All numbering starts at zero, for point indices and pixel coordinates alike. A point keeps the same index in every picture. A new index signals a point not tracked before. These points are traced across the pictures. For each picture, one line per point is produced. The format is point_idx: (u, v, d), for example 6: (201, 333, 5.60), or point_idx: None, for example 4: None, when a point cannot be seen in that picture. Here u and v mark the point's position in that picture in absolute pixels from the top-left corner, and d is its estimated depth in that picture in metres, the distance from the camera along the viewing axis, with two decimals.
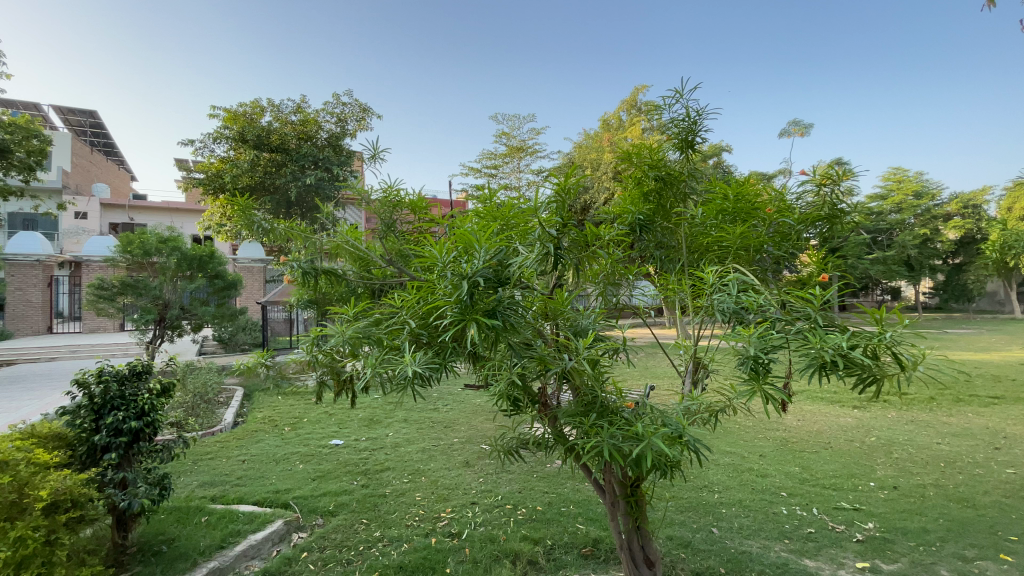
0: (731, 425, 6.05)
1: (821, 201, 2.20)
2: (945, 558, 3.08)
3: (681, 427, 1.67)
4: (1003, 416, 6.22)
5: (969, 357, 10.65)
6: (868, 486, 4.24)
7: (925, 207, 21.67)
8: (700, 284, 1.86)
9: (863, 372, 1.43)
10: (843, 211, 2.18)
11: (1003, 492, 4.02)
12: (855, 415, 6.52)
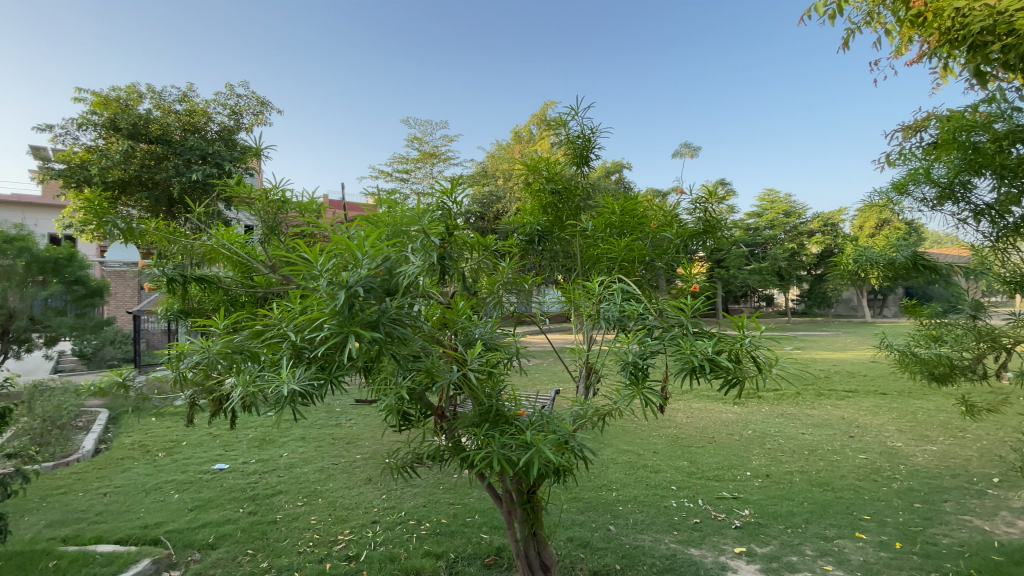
0: (630, 425, 6.41)
1: (705, 217, 2.36)
2: (810, 538, 3.47)
3: (567, 433, 1.74)
4: (853, 408, 7.22)
5: (826, 356, 12.30)
6: (745, 476, 4.69)
7: (793, 225, 24.78)
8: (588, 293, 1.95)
9: (727, 376, 1.56)
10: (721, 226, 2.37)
11: (852, 475, 4.64)
12: (735, 411, 7.22)
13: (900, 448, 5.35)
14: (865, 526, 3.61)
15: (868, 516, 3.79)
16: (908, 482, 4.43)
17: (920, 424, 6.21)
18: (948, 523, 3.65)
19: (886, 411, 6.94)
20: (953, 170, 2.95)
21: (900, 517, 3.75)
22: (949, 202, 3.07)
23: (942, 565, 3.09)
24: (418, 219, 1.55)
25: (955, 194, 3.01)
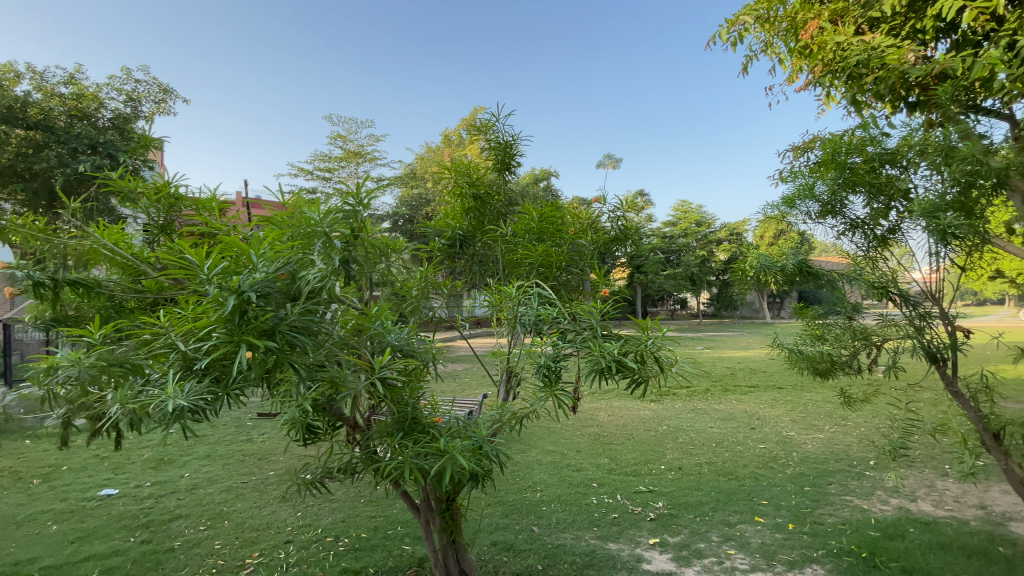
0: (555, 426, 6.57)
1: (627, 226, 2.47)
2: (715, 525, 3.72)
3: (481, 438, 1.76)
4: (754, 401, 7.90)
5: (732, 354, 13.37)
6: (660, 469, 4.96)
7: (704, 234, 26.74)
8: (505, 296, 1.96)
9: (632, 377, 1.64)
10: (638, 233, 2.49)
11: (753, 463, 5.06)
12: (652, 408, 7.63)
13: (793, 437, 5.92)
14: (764, 511, 3.94)
15: (766, 501, 4.13)
16: (800, 468, 4.90)
17: (809, 414, 6.92)
18: (832, 503, 4.07)
19: (781, 403, 7.66)
20: (833, 186, 3.34)
21: (792, 500, 4.13)
22: (830, 216, 3.46)
23: (826, 541, 3.43)
24: (319, 220, 1.44)
25: (834, 208, 3.40)
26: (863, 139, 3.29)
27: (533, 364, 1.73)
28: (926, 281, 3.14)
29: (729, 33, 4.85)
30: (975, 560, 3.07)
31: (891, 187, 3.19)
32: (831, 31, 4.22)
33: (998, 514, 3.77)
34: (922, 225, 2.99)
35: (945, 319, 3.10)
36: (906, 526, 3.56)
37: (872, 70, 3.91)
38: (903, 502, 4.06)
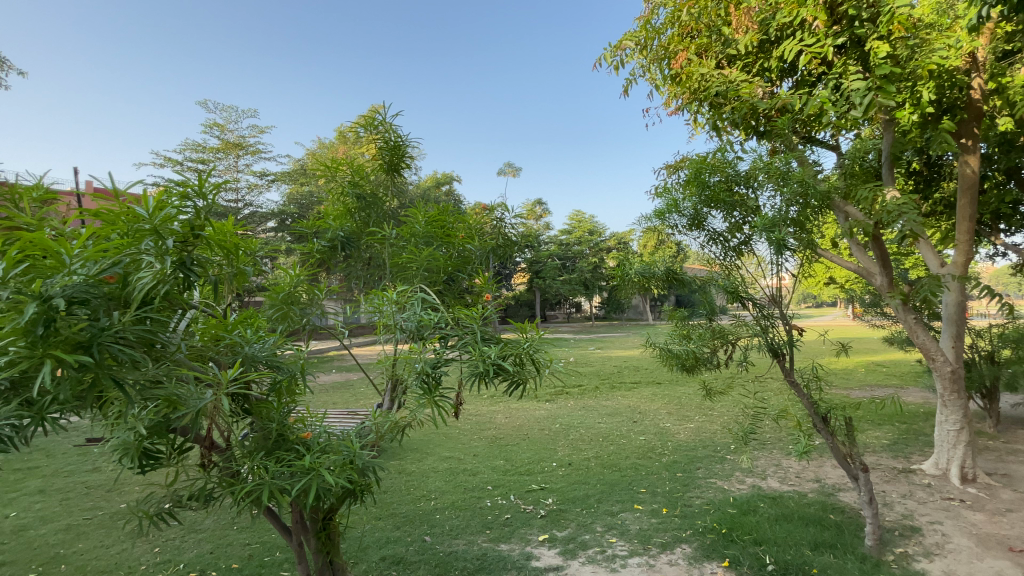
0: (452, 432, 6.54)
1: (526, 232, 2.49)
2: (600, 516, 3.95)
3: (353, 452, 1.67)
4: (637, 397, 8.55)
5: (618, 354, 14.38)
6: (551, 467, 5.15)
7: (596, 242, 28.49)
8: (383, 300, 1.90)
9: (513, 379, 1.68)
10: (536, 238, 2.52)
11: (635, 455, 5.46)
12: (546, 408, 7.93)
13: (668, 428, 6.50)
14: (642, 499, 4.26)
15: (644, 489, 4.47)
16: (674, 456, 5.39)
17: (683, 406, 7.66)
18: (699, 486, 4.53)
19: (660, 397, 8.39)
20: (697, 201, 3.76)
21: (667, 487, 4.51)
22: (695, 228, 3.87)
23: (694, 521, 3.79)
24: (149, 217, 1.25)
25: (698, 221, 3.82)
26: (721, 161, 3.73)
27: (413, 371, 1.70)
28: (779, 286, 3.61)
29: (611, 56, 5.22)
30: (808, 525, 3.60)
31: (746, 204, 3.65)
32: (697, 63, 4.75)
33: (825, 484, 4.46)
34: (762, 240, 3.57)
35: (784, 320, 3.60)
36: (757, 501, 4.06)
37: (730, 100, 4.49)
38: (756, 480, 4.64)
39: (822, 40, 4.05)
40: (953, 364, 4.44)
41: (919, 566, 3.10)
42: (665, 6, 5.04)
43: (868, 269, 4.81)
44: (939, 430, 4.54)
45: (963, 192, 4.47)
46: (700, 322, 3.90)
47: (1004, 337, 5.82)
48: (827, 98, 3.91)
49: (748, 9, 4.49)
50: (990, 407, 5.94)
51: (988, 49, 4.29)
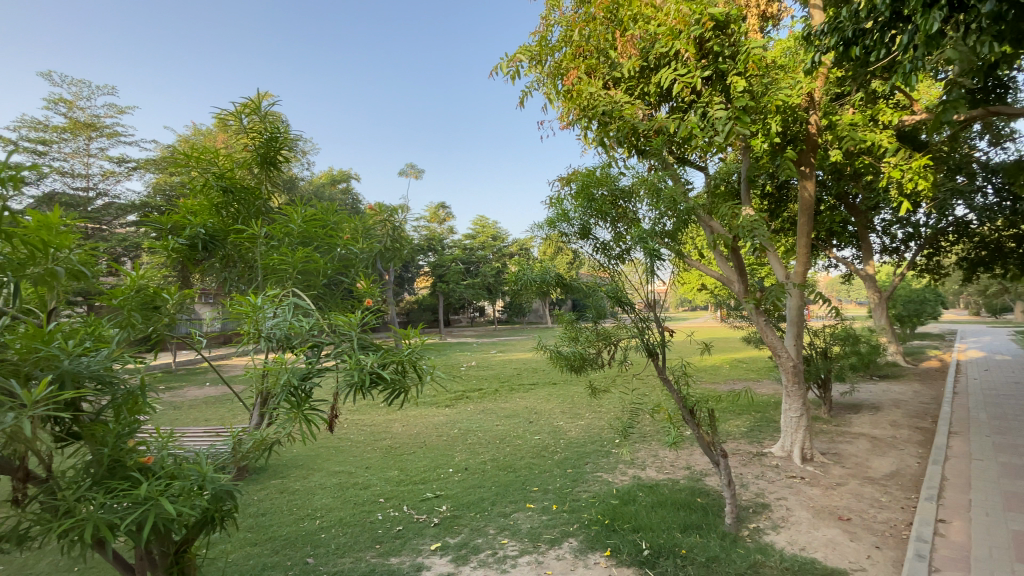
0: (344, 445, 6.23)
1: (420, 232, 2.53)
2: (493, 518, 3.99)
3: (203, 477, 1.58)
4: (534, 397, 8.81)
5: (518, 356, 14.74)
6: (447, 473, 5.11)
7: (499, 247, 28.98)
8: (241, 302, 1.73)
9: (393, 386, 1.63)
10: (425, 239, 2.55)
11: (529, 454, 5.61)
12: (446, 413, 7.86)
13: (562, 426, 6.78)
14: (534, 497, 4.38)
15: (536, 488, 4.61)
16: (565, 453, 5.63)
17: (576, 404, 8.04)
18: (586, 480, 4.78)
19: (555, 397, 8.73)
20: (585, 212, 4.00)
21: (557, 483, 4.70)
22: (584, 237, 4.09)
23: (580, 515, 3.99)
24: None
25: (586, 231, 4.06)
26: (603, 176, 4.03)
27: (280, 384, 1.58)
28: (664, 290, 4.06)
29: (508, 68, 5.37)
30: (679, 510, 3.95)
31: (629, 217, 4.04)
32: (587, 82, 5.06)
33: (694, 471, 4.94)
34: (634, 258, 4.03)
35: (658, 323, 3.96)
36: (637, 491, 4.38)
37: (615, 120, 4.86)
38: (637, 471, 5.01)
39: (692, 72, 4.51)
40: (794, 359, 5.16)
41: (767, 537, 3.54)
42: (559, 25, 5.29)
43: (728, 277, 5.46)
44: (784, 417, 5.23)
45: (803, 212, 5.21)
46: (588, 325, 4.07)
47: (833, 335, 6.90)
48: (695, 123, 4.38)
49: (631, 36, 4.88)
50: (824, 395, 7.01)
51: (822, 90, 5.04)
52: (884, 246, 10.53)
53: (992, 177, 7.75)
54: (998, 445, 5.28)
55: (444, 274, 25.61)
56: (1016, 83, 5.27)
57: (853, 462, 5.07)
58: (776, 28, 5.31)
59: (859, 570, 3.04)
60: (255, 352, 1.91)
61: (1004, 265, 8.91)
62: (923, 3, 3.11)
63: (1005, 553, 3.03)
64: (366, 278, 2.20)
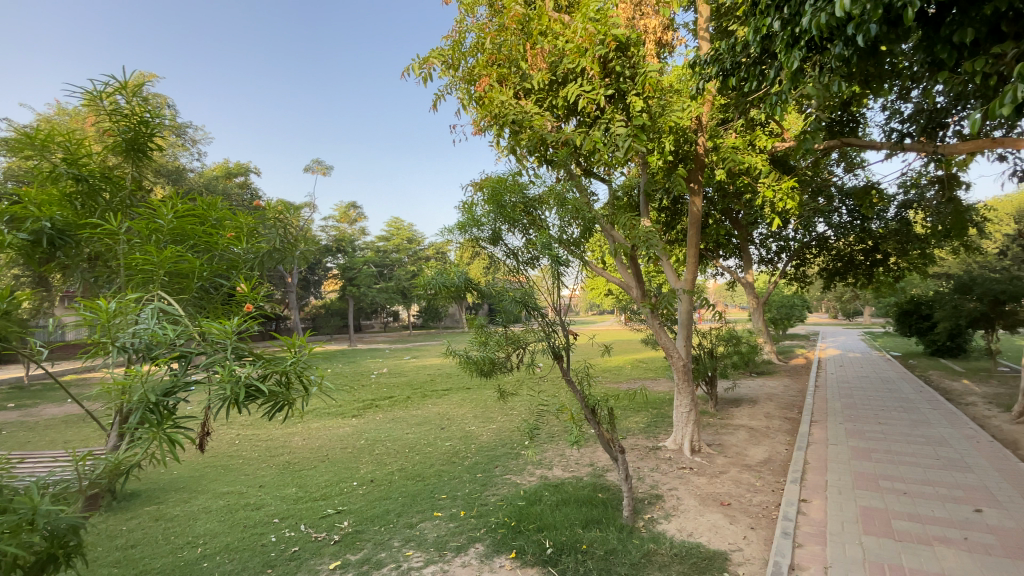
0: (235, 463, 5.72)
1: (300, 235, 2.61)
2: (398, 530, 3.87)
3: (34, 509, 1.37)
4: (447, 403, 8.72)
5: (432, 361, 14.52)
6: (351, 486, 4.88)
7: (414, 251, 28.40)
8: (91, 306, 1.53)
9: (274, 399, 1.59)
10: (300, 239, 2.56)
11: (439, 462, 5.52)
12: (352, 423, 7.51)
13: (473, 431, 6.77)
14: (442, 505, 4.32)
15: (445, 495, 4.55)
16: (476, 458, 5.62)
17: (488, 408, 8.08)
18: (495, 484, 4.80)
19: (468, 402, 8.70)
20: (495, 218, 4.06)
21: (466, 489, 4.67)
22: (494, 244, 4.13)
23: (488, 519, 3.99)
24: None
25: (496, 238, 4.10)
26: (514, 183, 4.20)
27: (136, 400, 1.45)
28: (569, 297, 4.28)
29: (420, 69, 5.28)
30: (582, 506, 4.10)
31: (538, 224, 4.18)
32: (498, 90, 5.13)
33: (598, 467, 5.17)
34: (540, 265, 4.12)
35: (563, 327, 4.08)
36: (543, 490, 4.49)
37: (525, 129, 5.00)
38: (544, 471, 5.13)
39: (596, 89, 4.76)
40: (684, 359, 5.60)
41: (660, 527, 3.79)
42: (471, 32, 5.31)
43: (627, 283, 5.84)
44: (676, 412, 5.66)
45: (692, 225, 5.69)
46: (497, 328, 4.03)
47: (719, 336, 7.61)
48: (599, 138, 4.63)
49: (541, 50, 5.03)
50: (711, 391, 7.68)
51: (709, 115, 5.56)
52: (761, 257, 11.84)
53: (846, 200, 9.15)
54: (848, 431, 6.13)
55: (355, 277, 24.56)
56: (861, 120, 6.18)
57: (734, 452, 5.60)
58: (671, 55, 5.77)
59: (736, 550, 3.35)
60: (106, 364, 1.69)
61: (854, 275, 10.40)
62: (787, 44, 3.54)
63: (852, 525, 3.50)
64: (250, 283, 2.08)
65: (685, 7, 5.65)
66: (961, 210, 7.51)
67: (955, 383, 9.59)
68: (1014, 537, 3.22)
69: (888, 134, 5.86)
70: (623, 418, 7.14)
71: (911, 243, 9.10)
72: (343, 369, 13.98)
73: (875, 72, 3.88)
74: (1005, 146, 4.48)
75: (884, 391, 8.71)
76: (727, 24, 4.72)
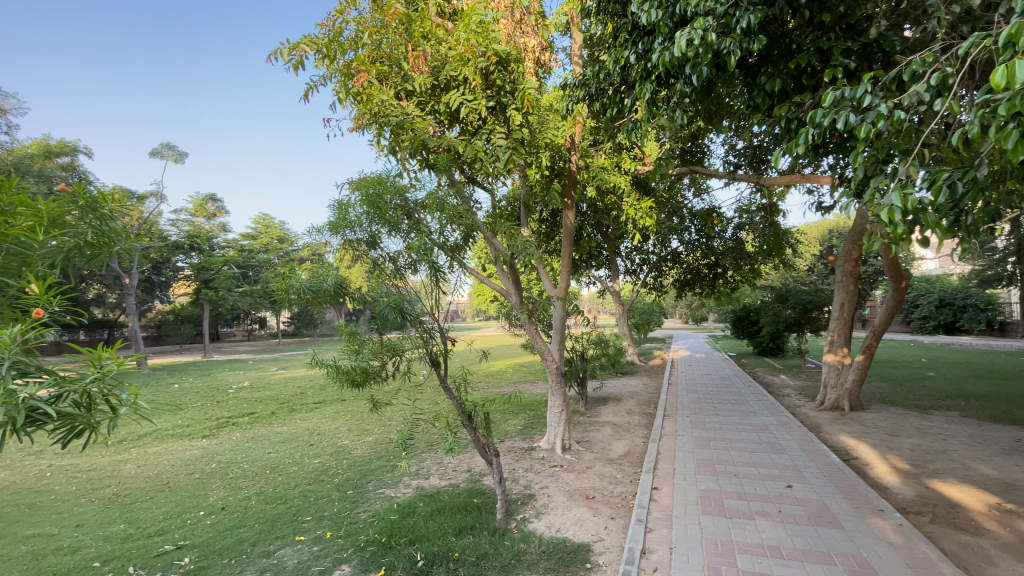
0: (39, 500, 4.68)
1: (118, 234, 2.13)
2: (253, 561, 3.48)
3: None
4: (319, 417, 8.12)
5: (303, 372, 13.42)
6: (196, 517, 4.27)
7: (284, 252, 26.18)
8: None
9: (69, 423, 1.45)
10: (113, 240, 2.06)
11: (305, 481, 5.09)
12: (202, 445, 6.61)
13: (346, 445, 6.39)
14: (305, 528, 3.98)
15: (309, 517, 4.20)
16: (347, 473, 5.29)
17: (363, 420, 7.69)
18: (367, 499, 4.56)
19: (342, 415, 8.19)
20: (370, 218, 3.90)
21: (335, 508, 4.37)
22: (371, 247, 3.97)
23: (357, 538, 3.77)
24: None
25: (373, 241, 3.95)
26: (397, 186, 4.08)
27: None
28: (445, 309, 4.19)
29: (290, 56, 4.89)
30: (456, 514, 4.07)
31: (419, 228, 4.07)
32: (378, 88, 4.95)
33: (474, 473, 5.20)
34: (419, 271, 3.99)
35: (441, 332, 4.00)
36: (417, 502, 4.38)
37: (405, 131, 4.90)
38: (420, 481, 5.01)
39: (477, 98, 4.84)
40: (558, 362, 5.89)
41: (530, 526, 3.91)
42: (350, 24, 5.06)
43: (507, 290, 5.95)
44: (549, 413, 5.92)
45: (566, 236, 6.02)
46: (370, 335, 3.76)
47: (590, 340, 8.16)
48: (480, 147, 4.72)
49: (423, 53, 4.98)
50: (582, 391, 8.19)
51: (582, 135, 5.97)
52: (627, 268, 12.99)
53: (694, 221, 10.43)
54: (694, 423, 6.96)
55: (212, 279, 21.82)
56: (707, 152, 7.11)
57: (600, 447, 6.02)
58: (548, 74, 6.09)
59: (599, 540, 3.60)
60: None
61: (700, 286, 11.87)
62: (642, 76, 3.96)
63: (694, 507, 3.96)
64: (49, 281, 1.75)
65: (562, 31, 6.01)
66: (779, 233, 9.01)
67: (774, 378, 11.43)
68: (813, 506, 3.90)
69: (726, 166, 6.82)
70: (501, 422, 7.29)
71: (743, 259, 10.67)
72: (192, 384, 12.26)
73: (715, 110, 4.49)
74: (810, 182, 5.46)
75: (722, 387, 10.05)
76: (596, 52, 5.11)
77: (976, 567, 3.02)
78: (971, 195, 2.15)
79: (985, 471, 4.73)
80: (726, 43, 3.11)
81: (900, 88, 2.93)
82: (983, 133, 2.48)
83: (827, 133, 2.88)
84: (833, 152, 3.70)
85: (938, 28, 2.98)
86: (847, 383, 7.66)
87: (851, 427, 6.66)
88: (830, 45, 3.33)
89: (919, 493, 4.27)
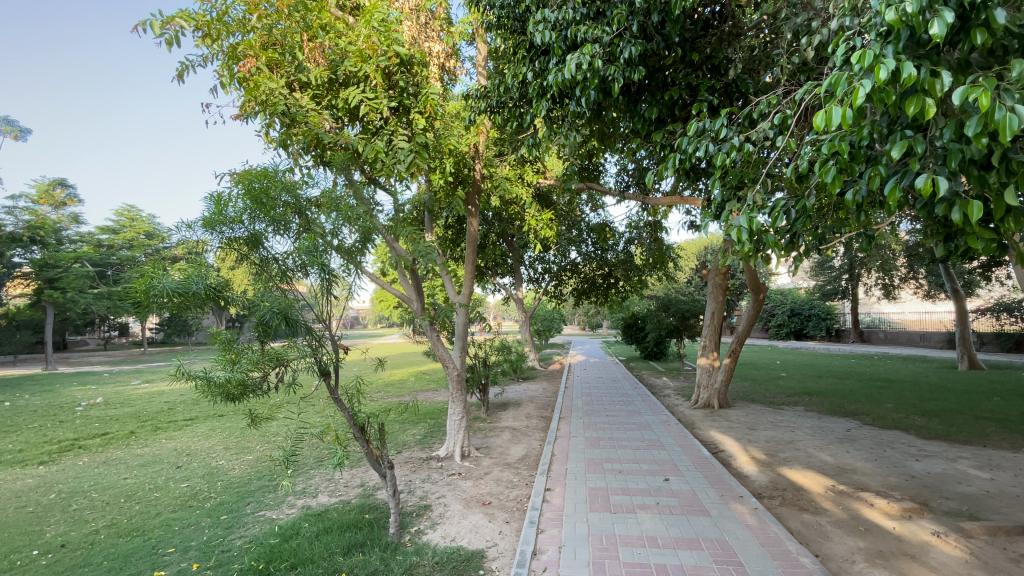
0: None
1: None
2: None
3: None
4: (190, 435, 7.27)
5: (172, 385, 11.88)
6: (28, 558, 3.58)
7: (155, 248, 23.20)
8: None
9: None
10: None
11: (169, 509, 4.49)
12: (37, 473, 5.56)
13: (221, 465, 5.77)
14: (167, 561, 3.51)
15: (172, 548, 3.71)
16: (221, 497, 4.77)
17: (243, 437, 7.04)
18: (244, 524, 4.14)
19: (218, 432, 7.40)
20: (254, 215, 3.57)
21: (204, 536, 3.91)
22: (256, 248, 3.63)
23: (229, 567, 3.39)
24: None
25: (256, 240, 3.60)
26: (289, 182, 3.82)
27: None
28: (336, 317, 3.92)
29: (162, 29, 4.35)
30: (345, 532, 3.84)
31: (311, 228, 3.86)
32: (267, 76, 4.56)
33: (367, 487, 4.98)
34: (310, 275, 3.72)
35: (332, 340, 3.75)
36: (302, 522, 4.06)
37: (298, 125, 4.61)
38: (307, 500, 4.68)
39: (379, 97, 4.67)
40: (459, 369, 5.82)
41: (425, 537, 3.81)
42: (238, 4, 4.62)
43: (408, 296, 5.78)
44: (448, 421, 5.83)
45: (469, 243, 5.98)
46: (250, 344, 3.39)
47: (491, 347, 8.23)
48: (380, 147, 4.56)
49: (320, 44, 4.71)
50: (484, 398, 8.22)
51: (486, 145, 5.96)
52: (530, 276, 13.38)
53: (590, 234, 11.06)
54: (585, 424, 7.34)
55: (59, 278, 18.69)
56: (603, 170, 7.57)
57: (498, 453, 6.08)
58: (453, 82, 6.12)
59: (492, 545, 3.63)
60: None
61: (595, 295, 12.54)
62: (538, 93, 4.13)
63: (582, 505, 4.15)
64: None
65: (468, 41, 6.08)
66: (662, 248, 9.85)
67: (659, 380, 12.41)
68: (686, 496, 4.29)
69: (619, 183, 7.31)
70: (398, 433, 7.07)
71: (632, 271, 11.48)
72: (29, 401, 10.33)
73: (608, 131, 4.78)
74: (687, 203, 6.04)
75: (613, 390, 10.67)
76: (499, 64, 5.21)
77: (815, 542, 3.51)
78: (802, 220, 2.54)
79: (823, 457, 5.54)
80: (611, 69, 3.34)
81: (752, 125, 3.38)
82: (812, 168, 2.93)
83: (694, 158, 3.22)
84: (703, 177, 4.10)
85: (783, 74, 3.49)
86: (717, 384, 8.54)
87: (720, 423, 7.43)
88: (698, 83, 3.73)
89: (773, 479, 4.89)
